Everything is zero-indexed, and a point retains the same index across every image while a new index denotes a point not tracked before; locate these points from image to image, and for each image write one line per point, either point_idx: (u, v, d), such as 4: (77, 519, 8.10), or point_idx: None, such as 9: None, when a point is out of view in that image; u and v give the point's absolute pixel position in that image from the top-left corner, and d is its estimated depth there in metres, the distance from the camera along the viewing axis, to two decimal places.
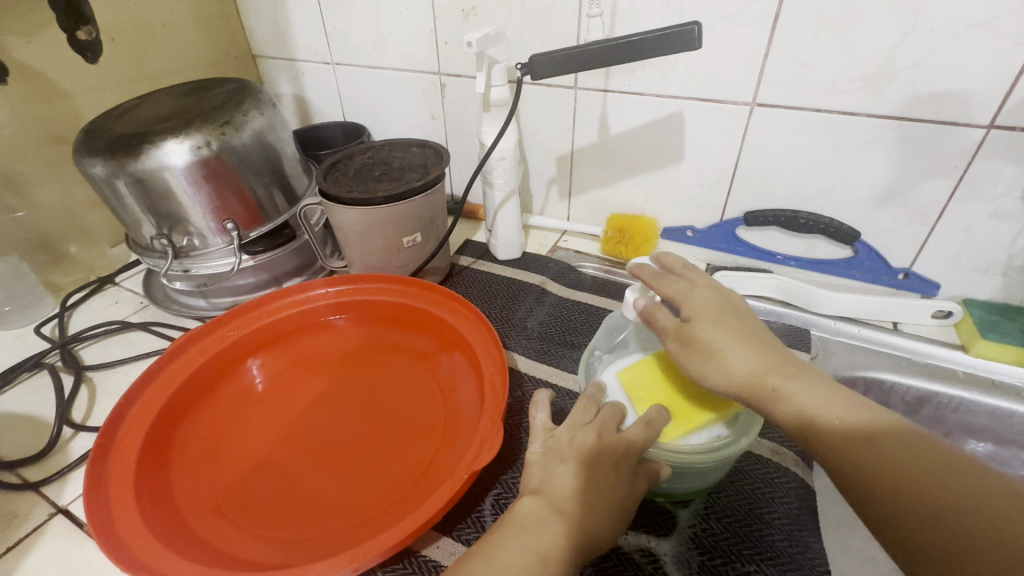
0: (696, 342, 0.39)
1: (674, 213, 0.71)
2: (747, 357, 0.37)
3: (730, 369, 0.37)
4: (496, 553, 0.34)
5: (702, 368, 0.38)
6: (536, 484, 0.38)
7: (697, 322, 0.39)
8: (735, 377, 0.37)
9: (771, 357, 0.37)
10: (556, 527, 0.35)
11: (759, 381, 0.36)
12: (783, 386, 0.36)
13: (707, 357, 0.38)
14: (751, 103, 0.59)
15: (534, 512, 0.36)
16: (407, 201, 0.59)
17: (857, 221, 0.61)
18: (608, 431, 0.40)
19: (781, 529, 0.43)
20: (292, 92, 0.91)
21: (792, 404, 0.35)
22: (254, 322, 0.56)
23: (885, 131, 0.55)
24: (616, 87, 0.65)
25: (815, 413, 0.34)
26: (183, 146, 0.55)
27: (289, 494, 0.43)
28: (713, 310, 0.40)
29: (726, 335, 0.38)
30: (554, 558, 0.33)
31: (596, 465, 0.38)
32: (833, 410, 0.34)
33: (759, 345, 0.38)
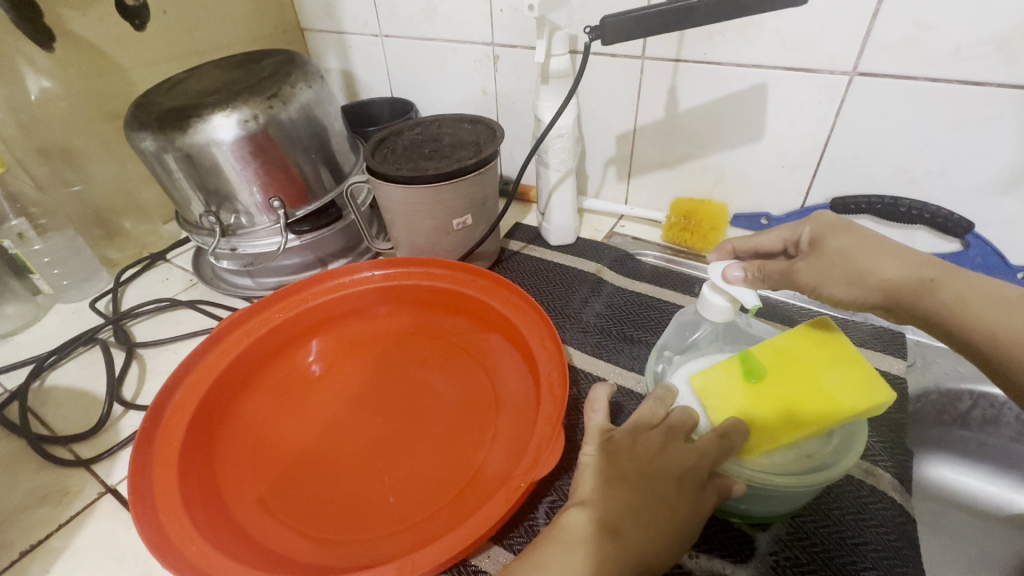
0: (828, 253, 0.35)
1: (747, 198, 0.65)
2: (889, 256, 0.34)
3: (879, 270, 0.33)
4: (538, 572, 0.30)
5: (846, 282, 0.34)
6: (586, 492, 0.34)
7: (822, 241, 0.36)
8: (884, 280, 0.33)
9: (915, 255, 0.34)
10: (607, 548, 0.30)
11: (915, 276, 0.33)
12: (941, 279, 0.33)
13: (847, 266, 0.34)
14: (851, 73, 0.51)
15: (581, 527, 0.31)
16: (458, 180, 0.55)
17: (970, 211, 0.53)
18: (674, 440, 0.35)
19: (877, 563, 0.37)
20: (340, 67, 0.88)
21: (952, 295, 0.32)
22: (300, 304, 0.54)
23: (1019, 105, 0.46)
24: (689, 57, 0.58)
25: (974, 303, 0.32)
26: (230, 119, 0.53)
27: (333, 489, 0.41)
28: (832, 223, 0.36)
29: (857, 239, 0.35)
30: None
31: (657, 480, 0.33)
32: (993, 300, 0.32)
33: (900, 246, 0.34)
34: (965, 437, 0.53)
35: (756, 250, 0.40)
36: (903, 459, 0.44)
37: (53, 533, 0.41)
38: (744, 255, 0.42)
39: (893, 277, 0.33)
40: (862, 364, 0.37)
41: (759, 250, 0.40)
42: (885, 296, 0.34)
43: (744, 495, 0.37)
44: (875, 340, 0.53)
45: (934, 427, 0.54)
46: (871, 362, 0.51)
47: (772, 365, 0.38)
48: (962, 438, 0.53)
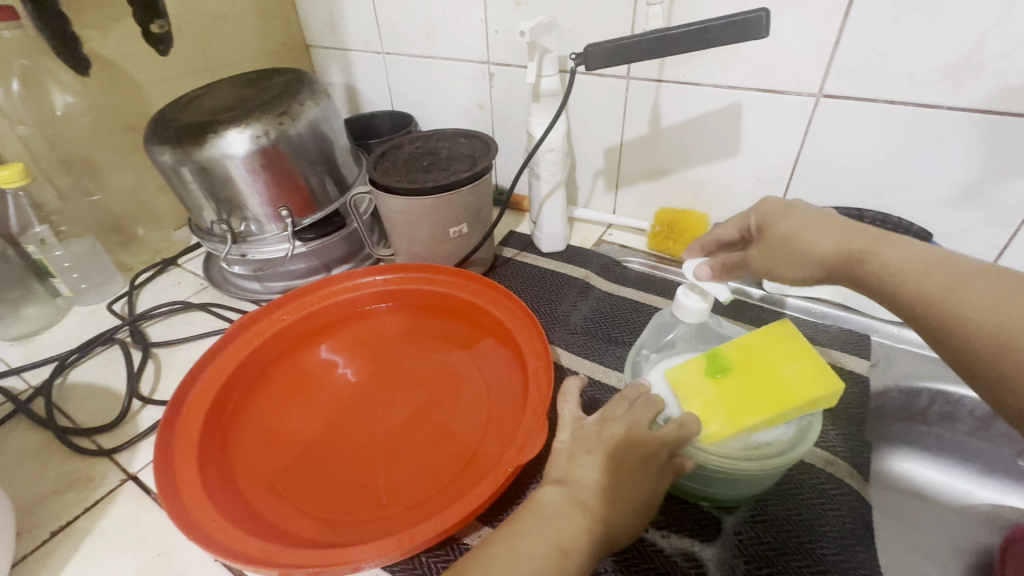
0: (773, 239, 0.39)
1: (726, 209, 0.69)
2: (821, 235, 0.36)
3: (813, 247, 0.36)
4: (519, 539, 0.34)
5: (788, 263, 0.38)
6: (559, 475, 0.38)
7: (767, 227, 0.40)
8: (817, 257, 0.36)
9: (847, 229, 0.36)
10: (578, 519, 0.34)
11: (845, 249, 0.35)
12: (870, 247, 0.34)
13: (787, 249, 0.38)
14: (817, 94, 0.56)
15: (556, 502, 0.35)
16: (454, 192, 0.59)
17: (929, 222, 0.57)
18: (638, 426, 0.39)
19: (833, 543, 0.41)
20: (343, 82, 0.93)
21: (878, 261, 0.34)
22: (306, 307, 0.58)
23: (968, 126, 0.51)
24: (670, 78, 0.63)
25: (902, 268, 0.33)
26: (243, 135, 0.57)
27: (337, 475, 0.44)
28: (776, 209, 0.40)
29: (798, 223, 0.38)
30: (574, 550, 0.33)
31: (622, 460, 0.37)
32: (920, 262, 0.33)
33: (835, 224, 0.37)
34: (926, 432, 0.57)
35: (718, 240, 0.45)
36: (861, 450, 0.48)
37: (80, 515, 0.45)
38: (710, 247, 0.46)
39: (825, 252, 0.36)
40: (815, 358, 0.41)
41: (720, 240, 0.45)
42: (822, 269, 0.36)
43: (713, 479, 0.41)
44: (840, 342, 0.57)
45: (897, 423, 0.58)
46: (838, 362, 0.55)
47: (735, 362, 0.42)
48: (922, 434, 0.57)
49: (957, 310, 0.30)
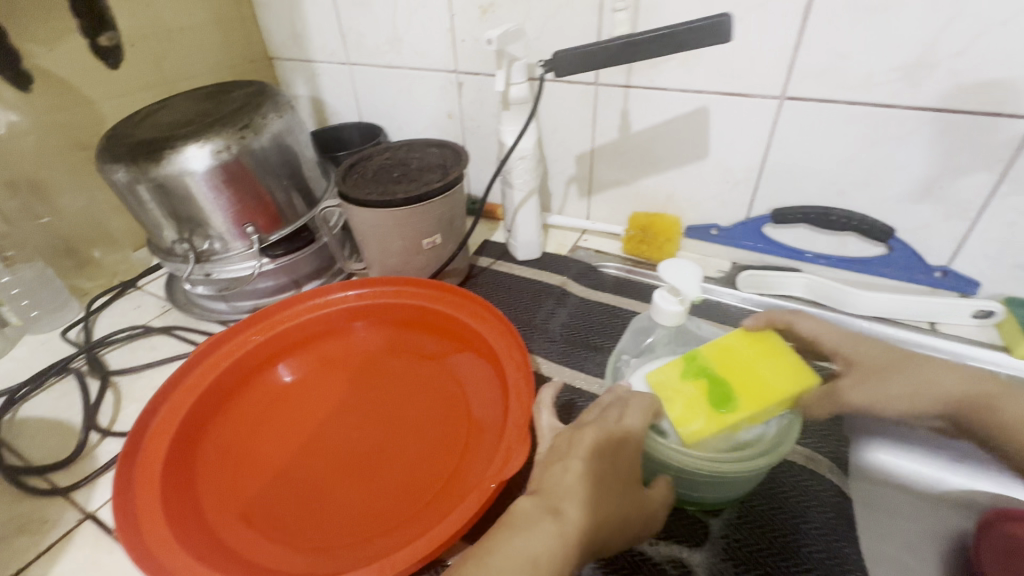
0: (845, 380, 0.43)
1: (698, 211, 0.70)
2: (896, 381, 0.43)
3: (907, 405, 0.43)
4: (491, 551, 0.33)
5: (904, 405, 0.43)
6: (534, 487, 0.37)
7: (851, 365, 0.44)
8: (945, 397, 0.43)
9: (904, 360, 0.44)
10: (552, 526, 0.34)
11: (961, 395, 0.43)
12: (967, 396, 0.43)
13: (877, 401, 0.43)
14: (780, 97, 0.57)
15: (528, 511, 0.35)
16: (426, 203, 0.58)
17: (892, 217, 0.59)
18: (607, 422, 0.38)
19: (818, 540, 0.41)
20: (308, 94, 0.91)
21: (979, 406, 0.43)
22: (276, 326, 0.56)
23: (925, 124, 0.52)
24: (638, 83, 0.63)
25: (936, 387, 0.43)
26: (203, 150, 0.55)
27: (314, 500, 0.42)
28: (846, 362, 0.44)
29: (875, 391, 0.43)
30: (547, 555, 0.32)
31: (592, 460, 0.37)
32: (962, 381, 0.43)
33: (893, 356, 0.44)
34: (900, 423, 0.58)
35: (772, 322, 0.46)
36: (840, 445, 0.48)
37: (32, 561, 0.42)
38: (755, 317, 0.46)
39: (949, 394, 0.43)
40: (789, 355, 0.42)
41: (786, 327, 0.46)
42: (906, 398, 0.43)
43: (697, 483, 0.40)
44: None
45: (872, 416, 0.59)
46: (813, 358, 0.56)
47: (713, 360, 0.42)
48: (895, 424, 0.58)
49: (1004, 418, 0.42)
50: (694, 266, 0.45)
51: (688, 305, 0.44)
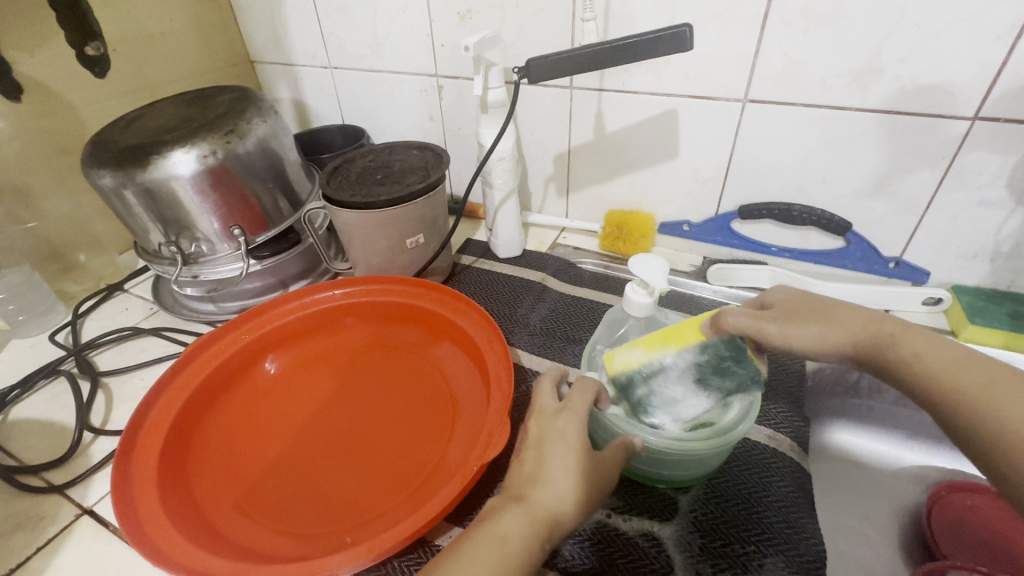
0: (788, 321, 0.38)
1: (670, 208, 0.73)
2: (857, 317, 0.37)
3: (841, 326, 0.37)
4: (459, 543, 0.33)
5: (813, 338, 0.37)
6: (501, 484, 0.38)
7: (780, 302, 0.40)
8: (864, 331, 0.36)
9: (883, 314, 0.37)
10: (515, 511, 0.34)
11: (874, 333, 0.36)
12: (901, 336, 0.35)
13: (812, 326, 0.37)
14: (743, 100, 0.60)
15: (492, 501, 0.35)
16: (409, 204, 0.60)
17: (848, 212, 0.63)
18: (545, 413, 0.40)
19: (778, 511, 0.45)
20: (291, 97, 0.92)
21: (911, 353, 0.34)
22: (264, 325, 0.57)
23: (875, 125, 0.56)
24: (610, 87, 0.66)
25: (937, 362, 0.33)
26: (189, 155, 0.57)
27: (307, 489, 0.45)
28: (791, 294, 0.41)
29: (818, 304, 0.39)
30: (514, 538, 0.33)
31: (541, 444, 0.38)
32: (953, 357, 0.33)
33: (856, 306, 0.38)
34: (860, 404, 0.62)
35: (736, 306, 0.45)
36: (800, 425, 0.52)
37: (32, 555, 0.43)
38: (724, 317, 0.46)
39: (852, 331, 0.36)
40: None
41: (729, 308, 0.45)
42: (851, 342, 0.36)
43: (664, 461, 0.44)
44: None
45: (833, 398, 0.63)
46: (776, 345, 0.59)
47: None
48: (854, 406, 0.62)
49: (993, 413, 0.30)
50: (661, 259, 0.47)
51: (657, 296, 0.46)
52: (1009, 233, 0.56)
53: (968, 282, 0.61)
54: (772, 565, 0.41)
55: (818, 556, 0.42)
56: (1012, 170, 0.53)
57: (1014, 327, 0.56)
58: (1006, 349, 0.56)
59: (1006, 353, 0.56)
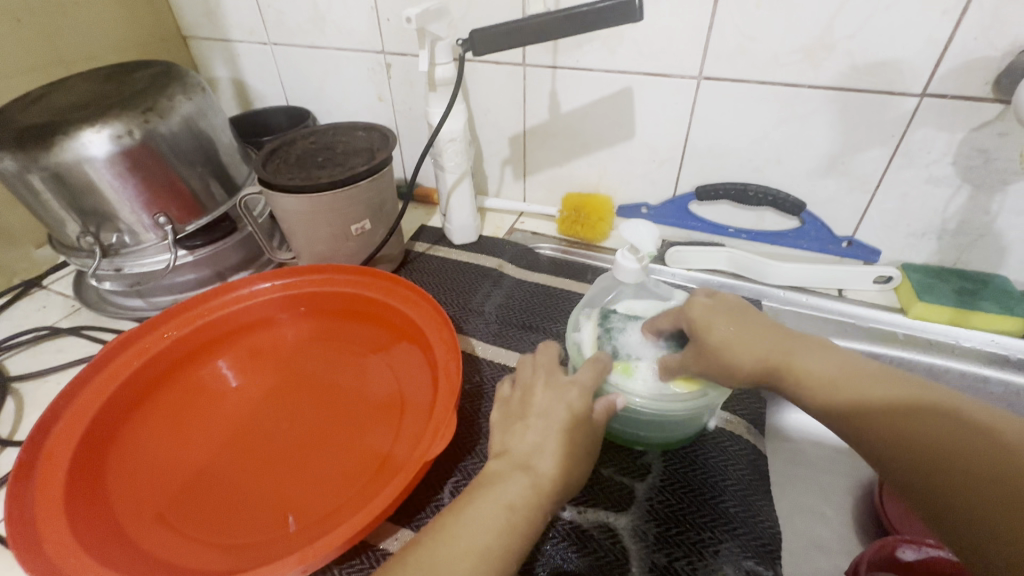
0: (708, 352, 0.38)
1: (628, 190, 0.71)
2: (752, 344, 0.37)
3: (743, 360, 0.37)
4: (464, 511, 0.33)
5: (725, 373, 0.38)
6: (499, 447, 0.37)
7: (700, 332, 0.38)
8: (764, 358, 0.37)
9: (770, 334, 0.38)
10: (521, 481, 0.34)
11: (768, 360, 0.37)
12: (787, 359, 0.37)
13: (722, 360, 0.37)
14: (698, 77, 0.59)
15: (499, 470, 0.35)
16: (352, 187, 0.56)
17: (803, 191, 0.62)
18: (555, 378, 0.39)
19: (734, 495, 0.44)
20: (229, 75, 0.86)
21: (796, 377, 0.36)
22: (195, 320, 0.53)
23: (827, 103, 0.56)
24: (564, 64, 0.64)
25: (822, 382, 0.35)
26: (102, 135, 0.51)
27: (239, 495, 0.41)
28: (704, 315, 0.39)
29: (728, 331, 0.38)
30: (520, 508, 0.33)
31: (549, 412, 0.37)
32: (833, 372, 0.35)
33: (755, 329, 0.38)
34: None
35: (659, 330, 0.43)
36: (756, 408, 0.52)
37: None
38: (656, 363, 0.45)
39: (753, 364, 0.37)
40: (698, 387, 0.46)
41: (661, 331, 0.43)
42: (763, 369, 0.37)
43: (643, 422, 0.43)
44: None
45: None
46: None
47: None
48: None
49: (879, 435, 0.33)
50: (650, 225, 0.47)
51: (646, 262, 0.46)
52: (954, 210, 0.57)
53: (917, 259, 0.61)
54: (730, 552, 0.40)
55: (773, 539, 0.41)
56: (957, 148, 0.53)
57: (960, 303, 0.56)
58: (952, 325, 0.57)
59: (952, 329, 0.57)
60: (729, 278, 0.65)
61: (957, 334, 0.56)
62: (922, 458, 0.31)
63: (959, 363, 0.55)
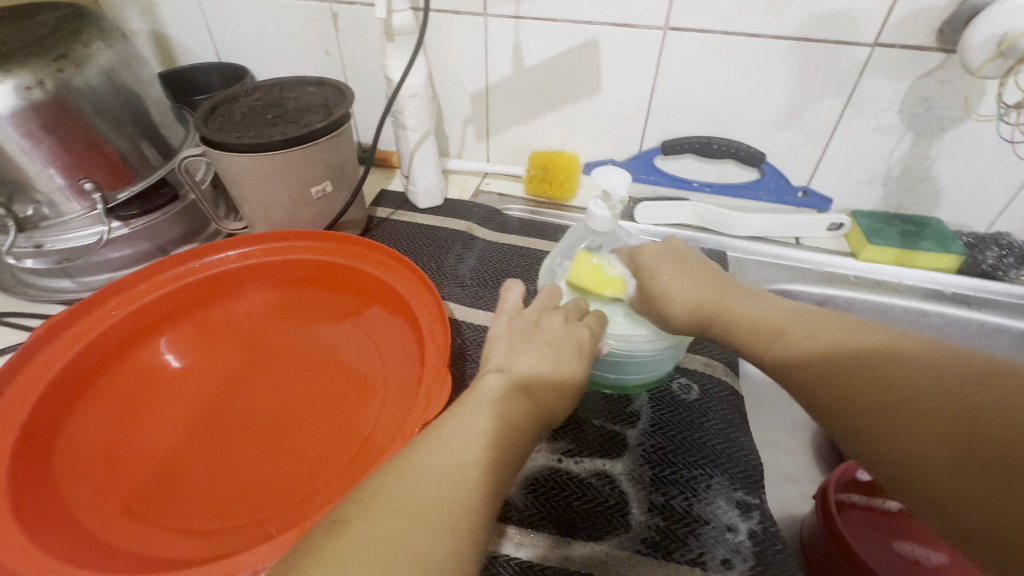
0: (653, 295, 0.42)
1: (594, 147, 0.71)
2: (688, 288, 0.41)
3: (675, 302, 0.41)
4: (470, 417, 0.31)
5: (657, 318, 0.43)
6: (500, 364, 0.37)
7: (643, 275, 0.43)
8: (698, 303, 0.40)
9: (706, 282, 0.41)
10: (521, 400, 0.34)
11: (698, 305, 0.40)
12: (720, 305, 0.39)
13: (656, 302, 0.42)
14: (664, 28, 0.58)
15: (497, 387, 0.34)
16: (310, 145, 0.52)
17: (763, 144, 0.64)
18: (571, 317, 0.40)
19: (718, 433, 0.45)
20: (146, 27, 0.76)
21: (728, 317, 0.38)
22: (141, 296, 0.47)
23: (787, 54, 0.57)
24: (528, 14, 0.61)
25: (754, 319, 0.36)
26: (4, 86, 0.43)
27: (217, 476, 0.38)
28: (653, 258, 0.44)
29: (670, 275, 0.42)
30: (517, 425, 0.32)
31: (560, 340, 0.38)
32: (774, 308, 0.36)
33: (694, 273, 0.42)
34: None
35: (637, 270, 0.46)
36: (731, 351, 0.54)
37: None
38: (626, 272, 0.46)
39: (684, 307, 0.40)
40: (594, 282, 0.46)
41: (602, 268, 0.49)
42: (696, 315, 0.40)
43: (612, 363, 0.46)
44: None
45: None
46: None
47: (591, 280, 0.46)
48: None
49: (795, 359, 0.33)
50: (621, 171, 0.46)
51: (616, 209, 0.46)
52: (899, 157, 0.61)
53: (864, 206, 0.65)
54: (720, 486, 0.41)
55: (758, 471, 0.43)
56: (904, 97, 0.57)
57: (904, 244, 0.61)
58: (897, 265, 0.61)
59: (897, 269, 0.61)
60: (696, 231, 0.67)
61: (902, 274, 0.61)
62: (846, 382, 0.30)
63: (902, 300, 0.60)
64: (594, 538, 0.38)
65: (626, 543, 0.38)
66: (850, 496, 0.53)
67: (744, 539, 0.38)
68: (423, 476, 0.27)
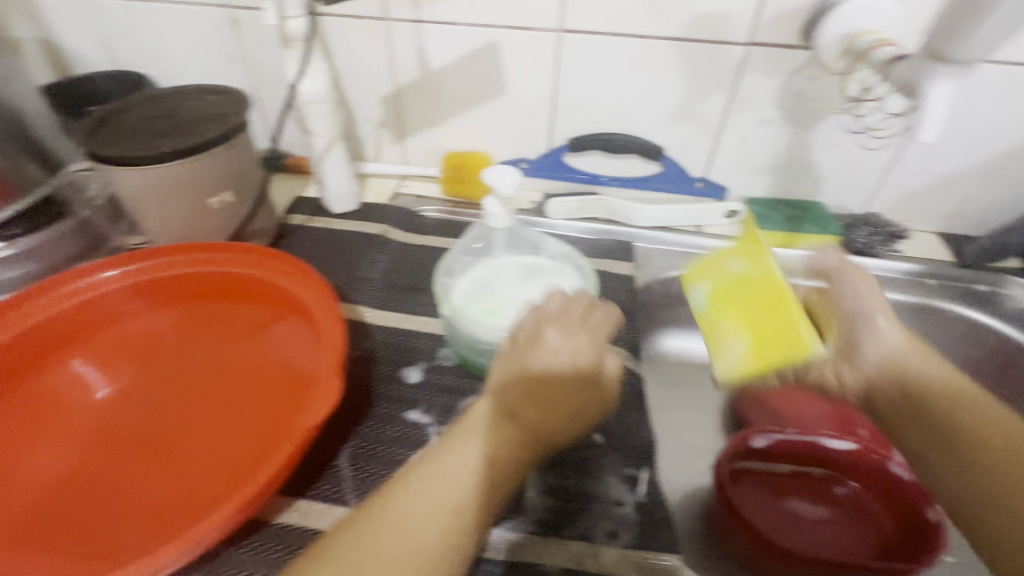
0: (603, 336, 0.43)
1: (506, 146, 0.73)
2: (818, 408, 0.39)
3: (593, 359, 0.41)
4: (441, 467, 0.35)
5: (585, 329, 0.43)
6: (503, 406, 0.38)
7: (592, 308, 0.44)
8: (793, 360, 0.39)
9: None
10: (500, 433, 0.37)
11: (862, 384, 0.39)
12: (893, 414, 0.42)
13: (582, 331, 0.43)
14: (558, 30, 0.61)
15: (478, 416, 0.38)
16: (202, 156, 0.51)
17: (661, 138, 0.68)
18: (553, 323, 0.41)
19: (614, 415, 0.48)
20: (35, 37, 0.72)
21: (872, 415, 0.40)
22: (22, 321, 0.45)
23: (673, 54, 0.60)
24: (428, 18, 0.62)
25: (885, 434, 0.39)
26: None
27: (111, 499, 0.38)
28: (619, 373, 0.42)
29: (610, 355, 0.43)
30: (498, 473, 0.36)
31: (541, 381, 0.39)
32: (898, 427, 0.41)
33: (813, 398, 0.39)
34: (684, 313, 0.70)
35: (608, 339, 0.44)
36: (634, 337, 0.57)
37: None
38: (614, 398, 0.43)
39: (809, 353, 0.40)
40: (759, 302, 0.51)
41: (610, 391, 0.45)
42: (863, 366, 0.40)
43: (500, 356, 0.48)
44: (611, 251, 0.67)
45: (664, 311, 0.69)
46: (606, 268, 0.64)
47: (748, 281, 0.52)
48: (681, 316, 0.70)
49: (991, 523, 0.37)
50: (511, 170, 0.49)
51: (508, 206, 0.51)
52: (781, 148, 0.66)
53: (757, 194, 0.70)
54: (612, 464, 0.44)
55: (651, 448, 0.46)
56: (779, 92, 0.61)
57: (788, 228, 0.65)
58: (787, 247, 0.66)
59: (787, 251, 0.66)
60: (605, 224, 0.70)
61: (791, 255, 0.66)
62: (936, 398, 0.44)
63: (790, 279, 0.65)
64: (491, 524, 0.40)
65: (521, 524, 0.40)
66: (745, 465, 0.58)
67: (631, 511, 0.41)
68: (387, 560, 0.31)
